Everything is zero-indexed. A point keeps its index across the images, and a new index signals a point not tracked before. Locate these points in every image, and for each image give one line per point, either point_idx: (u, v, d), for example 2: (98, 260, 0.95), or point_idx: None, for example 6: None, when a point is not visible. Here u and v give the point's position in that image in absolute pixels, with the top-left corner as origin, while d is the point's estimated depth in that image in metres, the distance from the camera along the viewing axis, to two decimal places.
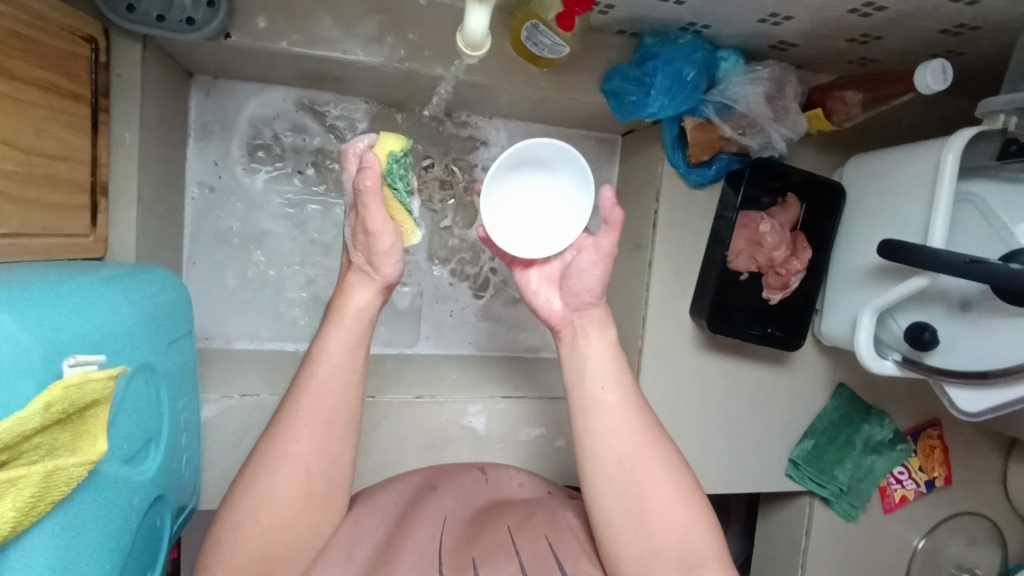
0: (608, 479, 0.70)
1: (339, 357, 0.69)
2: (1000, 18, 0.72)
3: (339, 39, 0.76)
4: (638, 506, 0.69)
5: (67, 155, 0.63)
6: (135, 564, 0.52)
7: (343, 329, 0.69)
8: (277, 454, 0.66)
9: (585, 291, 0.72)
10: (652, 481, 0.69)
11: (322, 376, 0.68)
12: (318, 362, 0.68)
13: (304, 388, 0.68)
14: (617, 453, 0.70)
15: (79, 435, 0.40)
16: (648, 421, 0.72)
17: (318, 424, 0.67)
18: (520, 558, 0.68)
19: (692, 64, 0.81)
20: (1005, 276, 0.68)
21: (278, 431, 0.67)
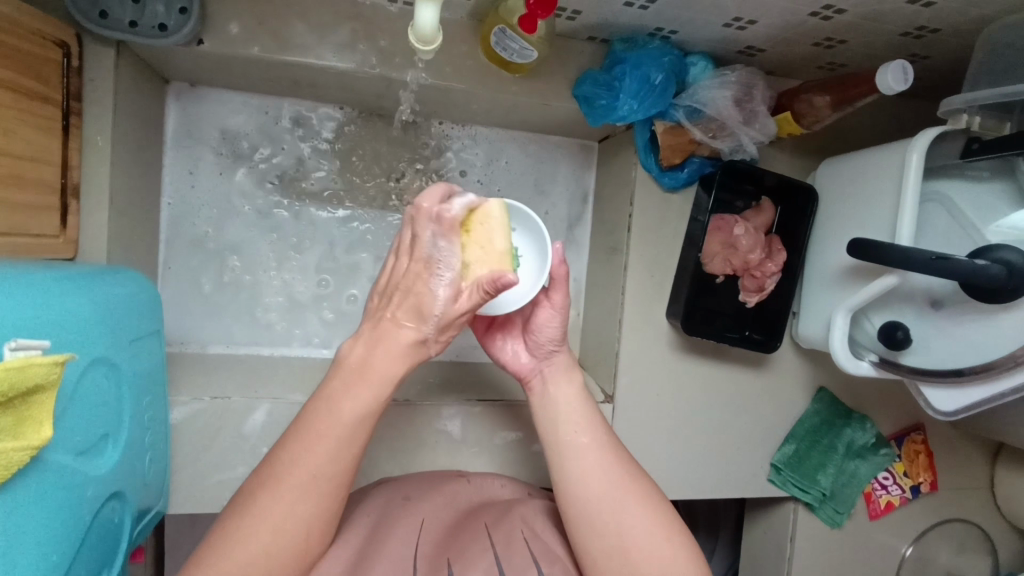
0: (585, 505, 0.69)
1: (359, 414, 0.64)
2: (957, 20, 0.73)
3: (311, 45, 0.77)
4: (616, 528, 0.67)
5: (35, 156, 0.63)
6: (89, 561, 0.52)
7: (367, 386, 0.64)
8: (284, 515, 0.60)
9: (551, 335, 0.77)
10: (625, 499, 0.69)
11: (336, 432, 0.63)
12: (333, 418, 0.63)
13: (316, 441, 0.62)
14: (590, 475, 0.70)
15: (23, 421, 0.40)
16: (613, 445, 0.73)
17: (328, 485, 0.63)
18: (495, 552, 0.68)
19: (660, 68, 0.83)
20: (969, 271, 0.69)
21: (291, 490, 0.61)
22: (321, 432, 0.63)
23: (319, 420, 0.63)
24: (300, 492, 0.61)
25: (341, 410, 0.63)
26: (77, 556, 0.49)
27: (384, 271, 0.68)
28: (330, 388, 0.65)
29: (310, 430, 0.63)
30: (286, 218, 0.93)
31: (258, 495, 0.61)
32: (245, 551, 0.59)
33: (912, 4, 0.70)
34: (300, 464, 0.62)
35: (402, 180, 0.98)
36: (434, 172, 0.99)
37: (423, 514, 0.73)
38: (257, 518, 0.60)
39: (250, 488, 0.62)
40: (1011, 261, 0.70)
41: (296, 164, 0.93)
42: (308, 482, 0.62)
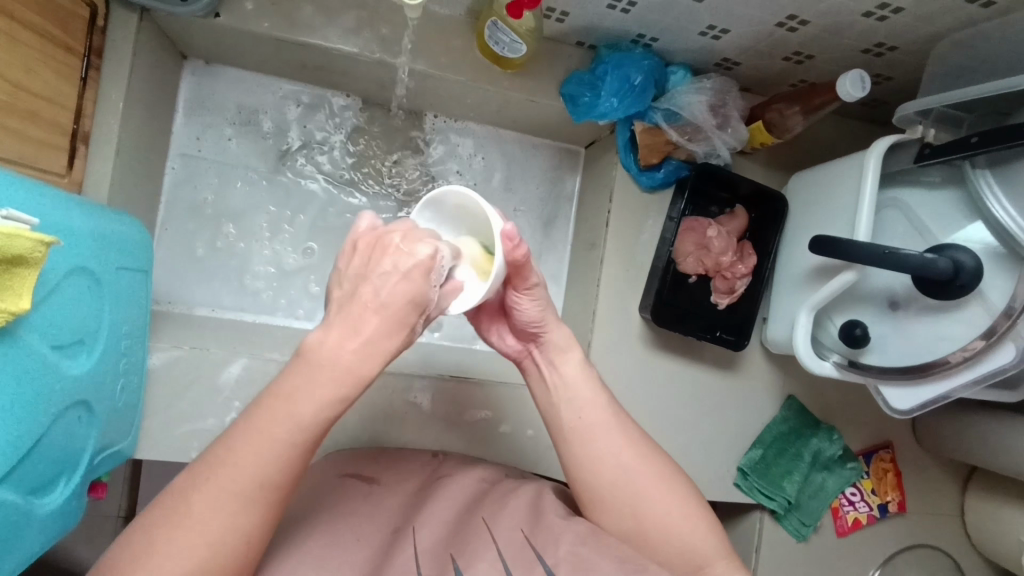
0: (601, 494, 0.66)
1: (312, 412, 0.53)
2: (910, 37, 0.79)
3: (318, 26, 0.84)
4: (633, 511, 0.65)
5: (52, 97, 0.68)
6: (46, 459, 0.54)
7: (322, 388, 0.53)
8: (218, 530, 0.53)
9: (530, 316, 0.68)
10: (638, 484, 0.66)
11: (291, 429, 0.53)
12: (281, 411, 0.53)
13: (266, 445, 0.53)
14: (601, 463, 0.67)
15: (4, 288, 0.43)
16: (622, 423, 0.69)
17: (272, 497, 0.55)
18: (498, 545, 0.62)
19: (640, 70, 0.89)
20: (918, 265, 0.73)
21: (233, 498, 0.53)
22: (277, 438, 0.53)
23: (268, 421, 0.53)
24: (242, 506, 0.53)
25: (292, 411, 0.53)
26: (38, 445, 0.52)
27: (343, 262, 0.54)
28: (285, 384, 0.54)
29: (258, 430, 0.53)
30: (284, 190, 0.99)
31: (191, 506, 0.53)
32: (174, 565, 0.51)
33: (868, 17, 0.77)
34: (245, 469, 0.53)
35: (396, 166, 1.04)
36: (426, 164, 1.05)
37: (415, 524, 0.65)
38: (189, 532, 0.52)
39: (182, 495, 0.53)
40: (961, 260, 0.73)
41: (299, 143, 1.00)
42: (251, 494, 0.53)
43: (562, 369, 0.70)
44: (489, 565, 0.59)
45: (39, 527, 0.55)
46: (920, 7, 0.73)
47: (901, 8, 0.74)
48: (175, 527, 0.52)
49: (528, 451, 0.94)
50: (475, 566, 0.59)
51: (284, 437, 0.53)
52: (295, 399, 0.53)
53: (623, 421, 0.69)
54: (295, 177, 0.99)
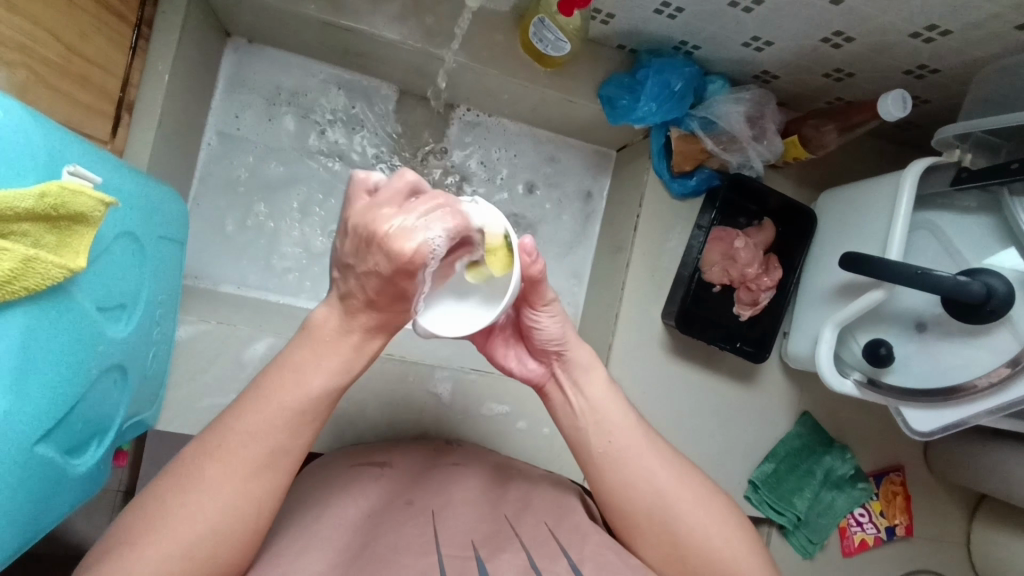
0: (636, 520, 0.64)
1: (314, 387, 0.53)
2: (954, 61, 0.80)
3: (364, 12, 0.84)
4: (670, 534, 0.63)
5: (102, 64, 0.68)
6: (81, 421, 0.54)
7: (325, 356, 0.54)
8: (232, 492, 0.51)
9: (550, 333, 0.65)
10: (675, 508, 0.63)
11: (297, 405, 0.53)
12: (288, 383, 0.53)
13: (277, 415, 0.52)
14: (634, 488, 0.64)
15: (64, 246, 0.44)
16: (653, 438, 0.67)
17: (284, 465, 0.53)
18: (521, 540, 0.60)
19: (681, 77, 0.89)
20: (950, 287, 0.72)
21: (247, 466, 0.51)
22: (285, 405, 0.52)
23: (280, 389, 0.53)
24: (257, 466, 0.52)
25: (295, 378, 0.53)
26: (75, 407, 0.52)
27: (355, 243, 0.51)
28: (291, 357, 0.54)
29: (262, 400, 0.52)
30: (316, 172, 0.99)
31: (211, 475, 0.51)
32: (189, 531, 0.49)
33: (915, 39, 0.77)
34: (253, 442, 0.52)
35: (429, 157, 1.05)
36: (458, 157, 1.06)
37: (433, 506, 0.64)
38: (203, 501, 0.50)
39: (188, 469, 0.51)
40: (993, 285, 0.72)
41: (336, 128, 1.00)
42: (263, 457, 0.52)
43: (586, 390, 0.67)
44: (512, 558, 0.57)
45: (71, 484, 0.56)
46: (968, 31, 0.74)
47: (949, 31, 0.74)
48: (186, 496, 0.49)
49: (542, 449, 0.94)
50: (499, 557, 0.57)
51: (289, 409, 0.52)
52: (298, 372, 0.53)
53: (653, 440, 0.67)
54: (328, 163, 1.00)
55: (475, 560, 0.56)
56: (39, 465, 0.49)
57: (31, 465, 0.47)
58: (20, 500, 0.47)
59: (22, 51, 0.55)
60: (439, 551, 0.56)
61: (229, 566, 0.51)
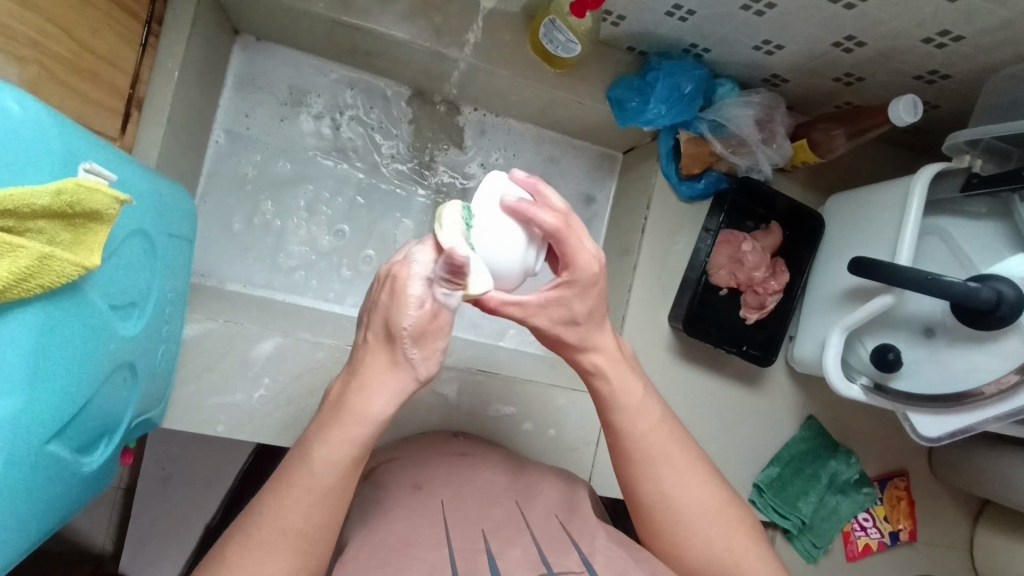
0: (642, 513, 0.64)
1: (341, 463, 0.55)
2: (963, 67, 0.80)
3: (374, 12, 0.84)
4: (669, 538, 0.63)
5: (112, 60, 0.67)
6: (90, 427, 0.54)
7: (349, 438, 0.55)
8: None
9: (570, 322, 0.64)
10: (679, 516, 0.63)
11: (332, 487, 0.54)
12: (312, 466, 0.54)
13: (311, 502, 0.54)
14: (641, 489, 0.64)
15: (78, 244, 0.43)
16: (671, 445, 0.65)
17: (321, 545, 0.54)
18: (532, 533, 0.60)
19: (691, 80, 0.89)
20: (960, 293, 0.71)
21: (286, 540, 0.53)
22: (319, 485, 0.54)
23: (310, 477, 0.54)
24: (295, 552, 0.53)
25: (322, 462, 0.54)
26: (84, 410, 0.52)
27: (376, 314, 0.56)
28: (319, 433, 0.56)
29: (300, 486, 0.54)
30: (324, 171, 0.99)
31: (260, 569, 0.51)
32: None
33: (927, 44, 0.77)
34: (299, 525, 0.53)
35: (437, 158, 1.05)
36: (465, 159, 1.06)
37: (442, 495, 0.64)
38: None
39: (227, 565, 0.51)
40: (1002, 291, 0.71)
41: (344, 127, 1.00)
42: (297, 541, 0.53)
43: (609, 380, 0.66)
44: (521, 554, 0.56)
45: (77, 485, 0.55)
46: (981, 37, 0.73)
47: (961, 37, 0.74)
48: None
49: (546, 451, 0.94)
50: (507, 554, 0.56)
51: (323, 492, 0.54)
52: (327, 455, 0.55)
53: (666, 452, 0.64)
54: (335, 161, 1.00)
55: (485, 554, 0.55)
56: (51, 465, 0.49)
57: (41, 467, 0.47)
58: (27, 502, 0.47)
59: (34, 47, 0.54)
60: (450, 544, 0.56)
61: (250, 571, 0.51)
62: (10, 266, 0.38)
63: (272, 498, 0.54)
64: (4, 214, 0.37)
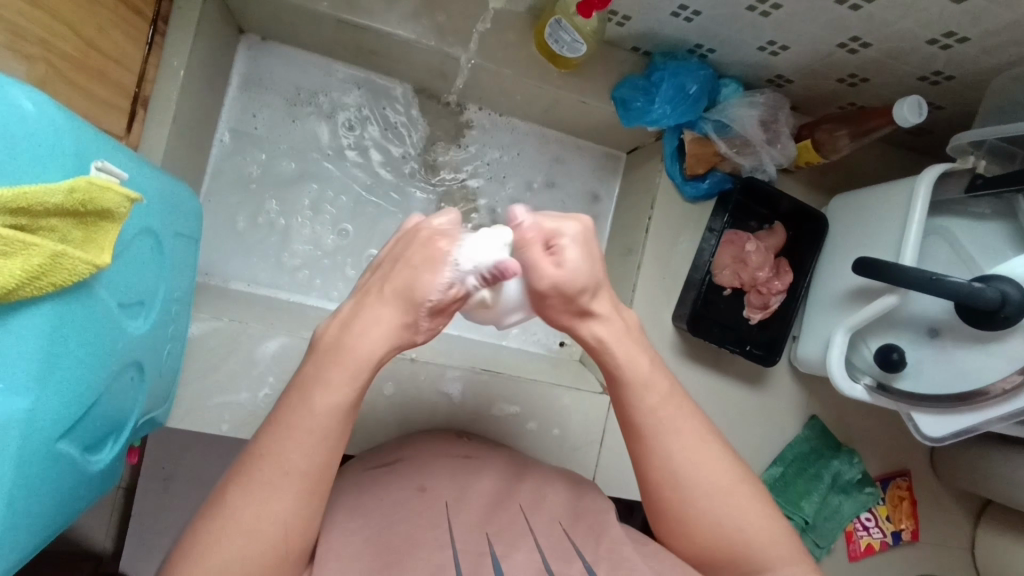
0: (646, 482, 0.61)
1: (341, 401, 0.51)
2: (968, 68, 0.80)
3: (378, 11, 0.84)
4: (676, 515, 0.60)
5: (119, 59, 0.67)
6: (98, 424, 0.54)
7: (351, 379, 0.52)
8: (281, 518, 0.49)
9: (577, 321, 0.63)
10: (688, 492, 0.59)
11: (330, 426, 0.51)
12: (310, 405, 0.51)
13: (312, 441, 0.50)
14: (652, 461, 0.60)
15: (89, 243, 0.43)
16: (682, 418, 0.61)
17: (322, 488, 0.51)
18: (535, 537, 0.59)
19: (696, 80, 0.90)
20: (964, 293, 0.71)
21: (288, 478, 0.49)
22: (318, 425, 0.50)
23: (308, 414, 0.51)
24: (296, 492, 0.50)
25: (323, 398, 0.51)
26: (94, 407, 0.52)
27: (395, 274, 0.55)
28: (306, 372, 0.53)
29: (298, 422, 0.50)
30: (329, 171, 0.99)
31: (268, 505, 0.49)
32: (246, 538, 0.47)
33: (932, 45, 0.77)
34: (300, 459, 0.50)
35: (440, 156, 1.05)
36: (469, 158, 1.06)
37: (445, 497, 0.63)
38: (252, 534, 0.48)
39: (229, 506, 0.48)
40: (1007, 292, 0.71)
41: (348, 127, 1.00)
42: (301, 483, 0.50)
43: None
44: (527, 557, 0.56)
45: (85, 484, 0.55)
46: (985, 38, 0.74)
47: (967, 38, 0.75)
48: (227, 521, 0.48)
49: (551, 451, 0.94)
50: (512, 556, 0.56)
51: (320, 429, 0.51)
52: (324, 391, 0.51)
53: (676, 424, 0.60)
54: (339, 161, 1.00)
55: (490, 556, 0.55)
56: (60, 462, 0.49)
57: (51, 464, 0.47)
58: (35, 501, 0.47)
59: (41, 45, 0.54)
60: (455, 544, 0.56)
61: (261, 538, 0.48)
62: (23, 265, 0.38)
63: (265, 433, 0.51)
64: (17, 213, 0.37)
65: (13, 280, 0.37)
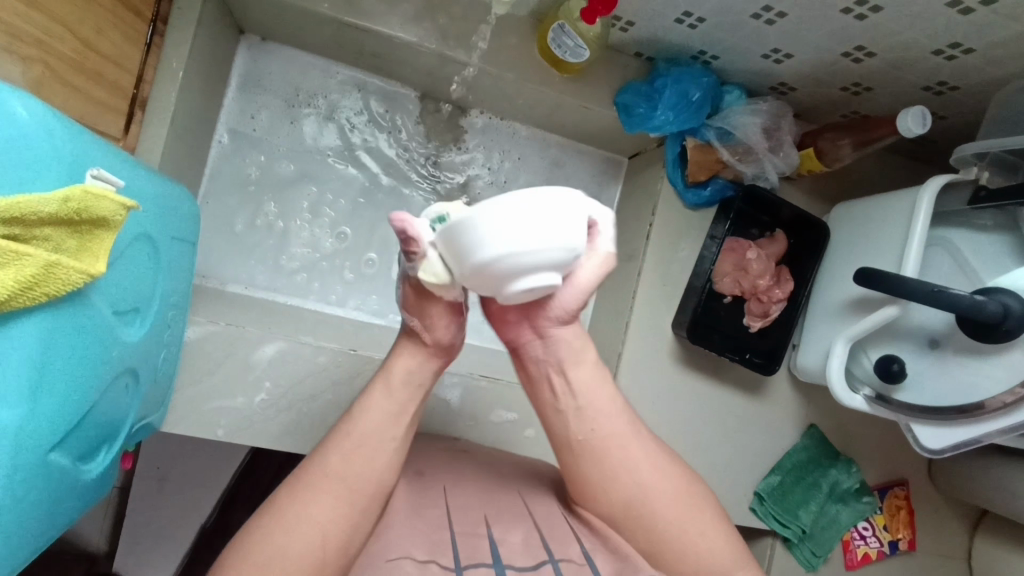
0: (603, 505, 0.59)
1: (382, 417, 0.56)
2: (973, 79, 0.80)
3: (379, 13, 0.83)
4: (645, 532, 0.58)
5: (117, 60, 0.66)
6: (92, 433, 0.53)
7: (394, 395, 0.57)
8: (323, 521, 0.51)
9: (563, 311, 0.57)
10: (648, 512, 0.58)
11: (375, 440, 0.55)
12: (355, 421, 0.56)
13: (355, 451, 0.54)
14: (615, 483, 0.58)
15: (84, 251, 0.43)
16: (632, 438, 0.60)
17: (365, 491, 0.54)
18: (534, 520, 0.60)
19: (699, 87, 0.89)
20: (966, 306, 0.71)
21: (333, 484, 0.53)
22: (364, 437, 0.55)
23: (354, 428, 0.56)
24: (338, 497, 0.53)
25: (369, 416, 0.56)
26: (89, 415, 0.51)
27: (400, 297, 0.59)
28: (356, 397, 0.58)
29: (346, 438, 0.55)
30: (327, 173, 0.99)
31: (310, 509, 0.52)
32: (289, 539, 0.50)
33: (937, 55, 0.77)
34: (346, 469, 0.54)
35: (441, 159, 1.04)
36: (470, 162, 1.05)
37: (444, 481, 0.63)
38: (294, 533, 0.50)
39: (277, 506, 0.52)
40: (1009, 305, 0.71)
41: (348, 129, 1.00)
42: (344, 489, 0.53)
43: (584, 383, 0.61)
44: (524, 539, 0.57)
45: (79, 492, 0.55)
46: (992, 49, 0.73)
47: (972, 49, 0.74)
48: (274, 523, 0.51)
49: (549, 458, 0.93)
50: (509, 539, 0.57)
51: (363, 441, 0.55)
52: (367, 409, 0.56)
53: (631, 437, 0.60)
54: (338, 163, 0.99)
55: (488, 539, 0.56)
56: (53, 473, 0.48)
57: (45, 475, 0.47)
58: (30, 511, 0.46)
59: (38, 46, 0.53)
60: (451, 526, 0.57)
61: (300, 539, 0.50)
62: (16, 276, 0.37)
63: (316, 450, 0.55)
64: (11, 223, 0.36)
65: (6, 290, 0.36)
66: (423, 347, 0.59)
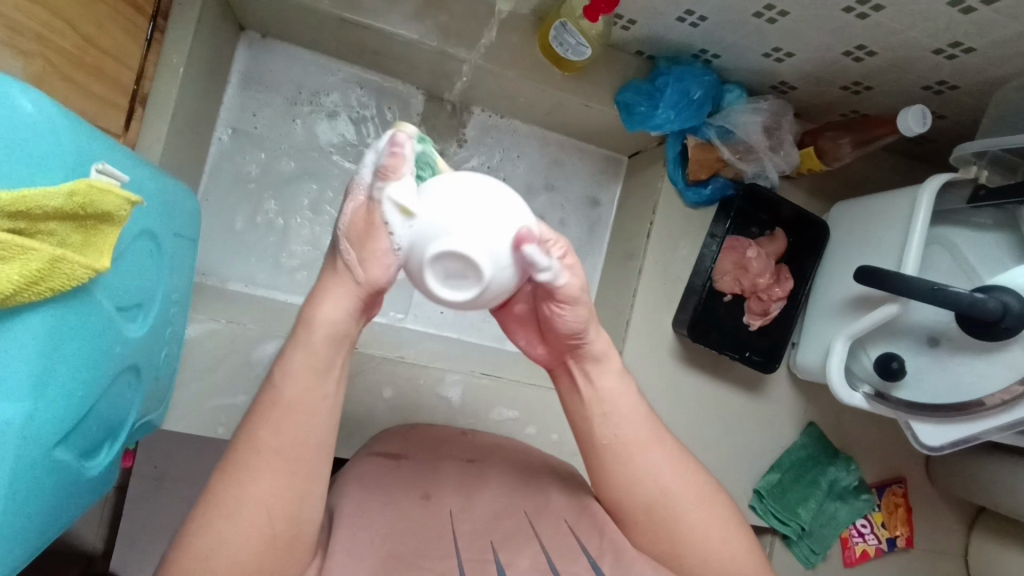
0: (627, 507, 0.59)
1: (309, 379, 0.51)
2: (972, 79, 0.80)
3: (381, 10, 0.83)
4: (668, 534, 0.58)
5: (118, 55, 0.66)
6: (93, 430, 0.53)
7: (319, 349, 0.51)
8: (263, 500, 0.49)
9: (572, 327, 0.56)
10: (669, 515, 0.58)
11: (305, 406, 0.51)
12: (280, 385, 0.51)
13: (290, 421, 0.50)
14: (639, 485, 0.59)
15: (88, 246, 0.43)
16: (656, 442, 0.60)
17: (304, 465, 0.51)
18: (541, 541, 0.59)
19: (700, 85, 0.89)
20: (965, 304, 0.71)
21: (270, 461, 0.50)
22: (291, 401, 0.51)
23: (277, 392, 0.51)
24: (277, 475, 0.50)
25: (295, 378, 0.51)
26: (91, 411, 0.51)
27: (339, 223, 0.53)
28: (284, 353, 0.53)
29: (275, 404, 0.51)
30: (328, 171, 0.98)
31: (251, 488, 0.49)
32: (233, 526, 0.48)
33: (937, 55, 0.77)
34: (278, 440, 0.50)
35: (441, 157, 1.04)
36: (470, 160, 1.05)
37: (451, 506, 0.61)
38: (234, 518, 0.48)
39: (216, 493, 0.49)
40: (1007, 302, 0.71)
41: (348, 127, 0.99)
42: (278, 463, 0.50)
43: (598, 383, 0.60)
44: (532, 563, 0.56)
45: (82, 489, 0.54)
46: (992, 49, 0.74)
47: (972, 48, 0.74)
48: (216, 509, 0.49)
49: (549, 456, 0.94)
50: (516, 564, 0.56)
51: (291, 406, 0.50)
52: (292, 370, 0.51)
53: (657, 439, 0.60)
54: (339, 161, 0.99)
55: (495, 564, 0.56)
56: (56, 470, 0.48)
57: (46, 473, 0.46)
58: (31, 509, 0.46)
59: (40, 41, 0.53)
60: (459, 554, 0.56)
61: (243, 529, 0.48)
62: (23, 270, 0.37)
63: (240, 424, 0.51)
64: (17, 216, 0.36)
65: (13, 284, 0.36)
66: (353, 288, 0.52)
